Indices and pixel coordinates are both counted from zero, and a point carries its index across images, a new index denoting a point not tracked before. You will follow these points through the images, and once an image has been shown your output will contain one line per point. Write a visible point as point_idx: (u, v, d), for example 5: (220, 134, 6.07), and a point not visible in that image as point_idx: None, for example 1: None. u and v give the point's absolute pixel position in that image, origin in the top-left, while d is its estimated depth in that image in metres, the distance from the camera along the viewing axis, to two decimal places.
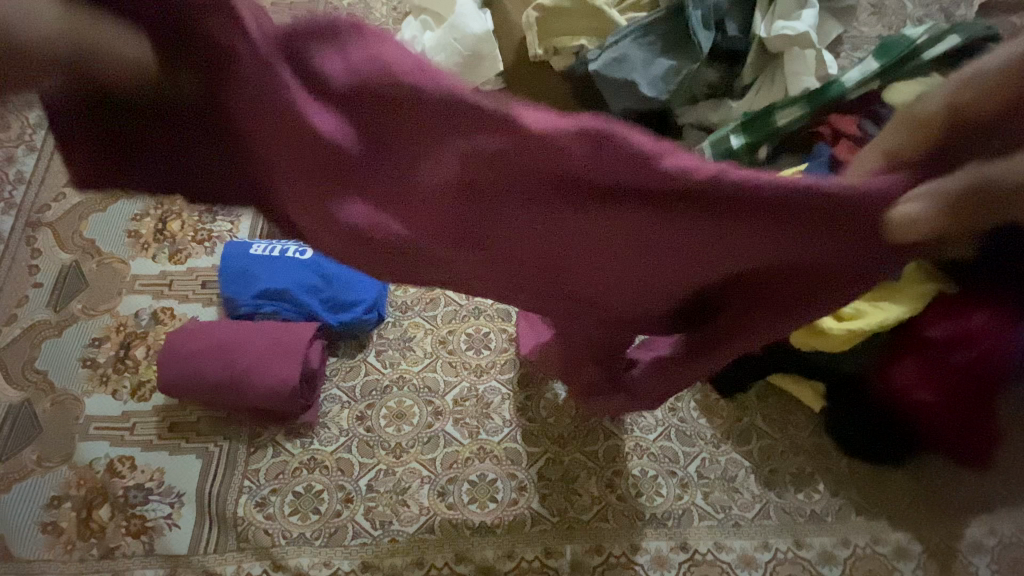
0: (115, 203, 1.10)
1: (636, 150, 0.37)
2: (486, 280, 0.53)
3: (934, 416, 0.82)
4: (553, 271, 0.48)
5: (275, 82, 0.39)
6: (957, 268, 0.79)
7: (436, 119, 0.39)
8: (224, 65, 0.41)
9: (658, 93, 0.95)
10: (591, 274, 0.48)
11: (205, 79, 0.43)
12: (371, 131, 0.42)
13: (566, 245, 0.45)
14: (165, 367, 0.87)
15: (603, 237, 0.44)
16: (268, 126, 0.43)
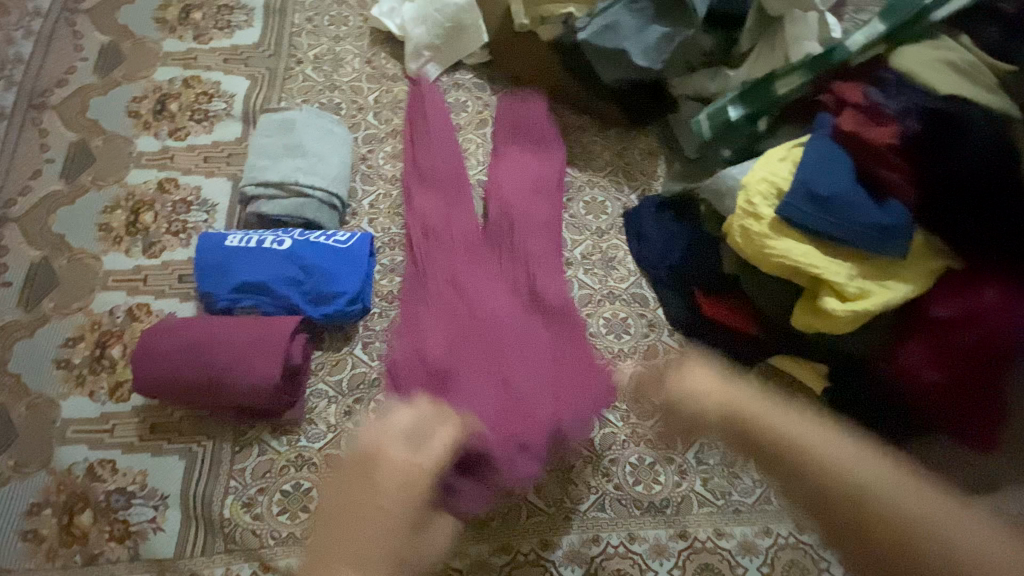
0: (84, 195, 1.05)
1: (494, 316, 0.93)
2: (467, 321, 0.93)
3: (939, 399, 0.78)
4: (500, 312, 0.94)
5: (489, 317, 0.93)
6: (975, 241, 0.74)
7: (482, 306, 0.94)
8: (480, 314, 0.94)
9: (652, 62, 0.98)
10: (511, 347, 0.91)
11: (513, 300, 0.96)
12: (473, 291, 0.95)
13: (487, 271, 0.98)
14: (139, 368, 0.83)
15: (497, 314, 0.94)
16: (502, 289, 0.97)
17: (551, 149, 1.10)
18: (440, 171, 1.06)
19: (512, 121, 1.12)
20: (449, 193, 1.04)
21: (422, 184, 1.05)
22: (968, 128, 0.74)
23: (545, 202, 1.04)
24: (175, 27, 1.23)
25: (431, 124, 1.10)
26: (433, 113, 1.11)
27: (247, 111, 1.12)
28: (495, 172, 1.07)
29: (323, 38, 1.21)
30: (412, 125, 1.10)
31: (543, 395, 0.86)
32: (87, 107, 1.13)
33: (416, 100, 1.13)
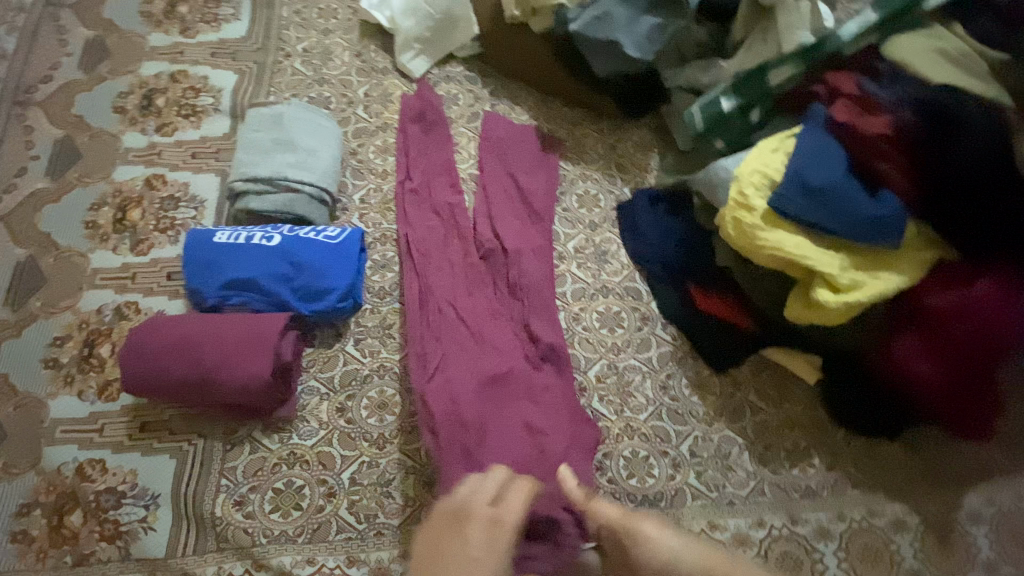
0: (70, 192, 1.04)
1: (508, 364, 0.90)
2: (480, 353, 0.90)
3: (933, 390, 0.78)
4: (511, 352, 0.91)
5: (505, 371, 0.89)
6: (968, 231, 0.74)
7: (494, 353, 0.90)
8: (495, 351, 0.90)
9: (644, 53, 0.97)
10: (526, 392, 0.89)
11: (519, 339, 0.93)
12: (480, 333, 0.91)
13: (490, 303, 0.94)
14: (127, 368, 0.82)
15: (509, 351, 0.91)
16: (508, 323, 0.94)
17: (539, 173, 1.06)
18: (439, 203, 1.02)
19: (497, 144, 1.08)
20: (452, 221, 1.00)
21: (426, 210, 1.01)
22: (966, 118, 0.73)
23: (534, 231, 1.01)
24: (161, 21, 1.21)
25: (415, 142, 1.07)
26: (429, 140, 1.08)
27: (235, 106, 1.11)
28: (489, 201, 1.02)
29: (311, 31, 1.20)
30: (405, 155, 1.06)
31: (559, 435, 0.86)
32: (72, 103, 1.11)
33: (422, 116, 1.09)
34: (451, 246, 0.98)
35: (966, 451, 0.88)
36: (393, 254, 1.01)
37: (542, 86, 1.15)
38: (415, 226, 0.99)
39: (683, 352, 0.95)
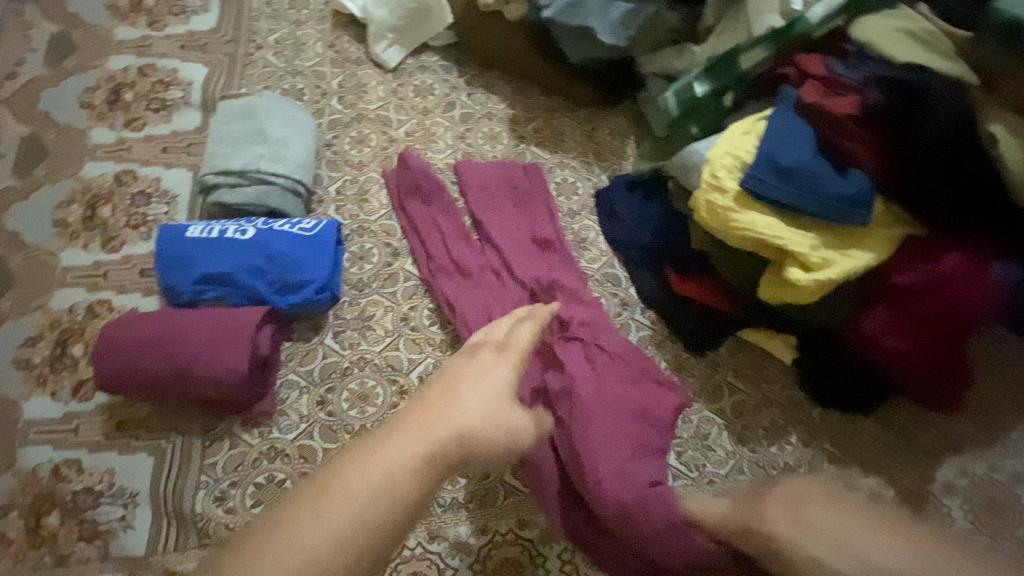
0: (38, 190, 1.01)
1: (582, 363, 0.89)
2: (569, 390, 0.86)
3: (907, 365, 0.80)
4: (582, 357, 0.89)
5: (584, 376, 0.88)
6: (933, 209, 0.76)
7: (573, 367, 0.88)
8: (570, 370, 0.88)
9: (618, 39, 0.95)
10: (609, 382, 0.87)
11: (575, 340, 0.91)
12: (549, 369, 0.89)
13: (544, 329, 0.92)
14: (100, 366, 0.81)
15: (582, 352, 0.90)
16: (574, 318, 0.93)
17: (532, 204, 1.03)
18: (472, 269, 0.96)
19: (480, 190, 1.03)
20: (488, 282, 0.96)
21: (463, 280, 0.95)
22: (932, 99, 0.73)
23: (548, 261, 0.98)
24: (128, 14, 1.18)
25: (418, 227, 1.00)
26: (434, 209, 1.01)
27: (206, 99, 1.09)
28: (504, 251, 0.98)
29: (283, 22, 1.18)
30: (419, 237, 0.99)
31: (642, 426, 0.85)
32: (39, 100, 1.09)
33: (418, 188, 1.02)
34: (496, 308, 0.93)
35: (942, 422, 0.90)
36: (371, 245, 1.00)
37: (517, 74, 1.14)
38: (465, 304, 0.93)
39: (662, 335, 0.96)
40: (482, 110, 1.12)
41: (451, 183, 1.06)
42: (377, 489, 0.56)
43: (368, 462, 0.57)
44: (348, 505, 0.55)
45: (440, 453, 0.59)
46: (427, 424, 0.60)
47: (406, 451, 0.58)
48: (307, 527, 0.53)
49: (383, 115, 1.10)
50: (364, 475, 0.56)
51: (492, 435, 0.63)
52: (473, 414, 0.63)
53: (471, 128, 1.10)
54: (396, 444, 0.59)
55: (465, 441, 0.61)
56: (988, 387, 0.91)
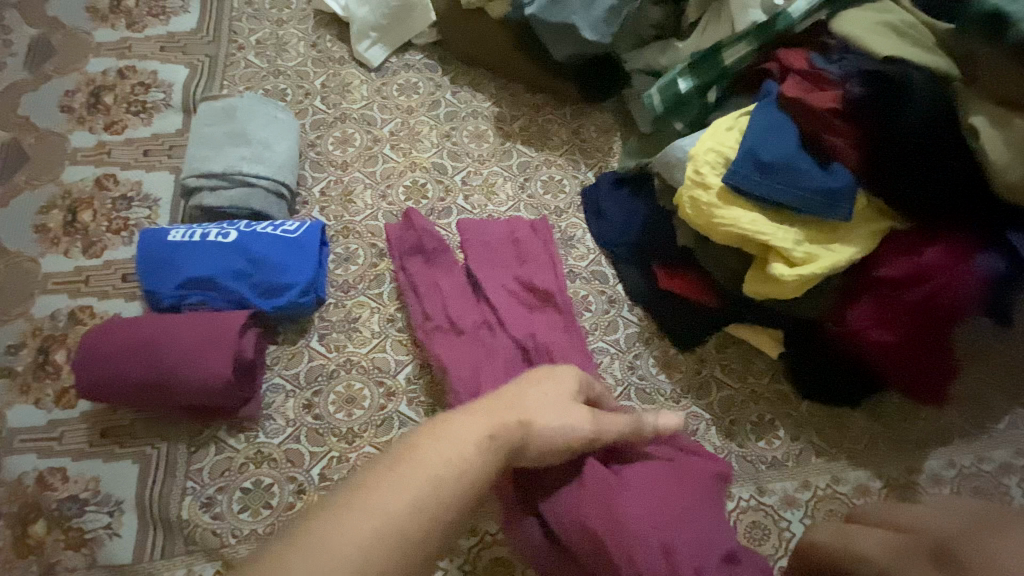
0: (18, 196, 1.00)
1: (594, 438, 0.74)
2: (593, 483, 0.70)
3: (893, 356, 0.80)
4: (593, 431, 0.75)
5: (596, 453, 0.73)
6: (915, 201, 0.76)
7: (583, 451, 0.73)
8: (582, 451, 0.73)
9: (601, 36, 0.95)
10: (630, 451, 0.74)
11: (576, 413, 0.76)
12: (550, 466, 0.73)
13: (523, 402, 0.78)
14: (82, 373, 0.80)
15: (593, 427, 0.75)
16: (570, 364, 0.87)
17: (536, 258, 0.95)
18: (466, 326, 0.88)
19: (481, 245, 0.95)
20: (481, 342, 0.86)
21: (457, 341, 0.87)
22: (913, 92, 0.72)
23: (545, 318, 0.90)
24: (107, 16, 1.17)
25: (420, 293, 0.92)
26: (436, 271, 0.93)
27: (187, 101, 1.08)
28: (496, 307, 0.89)
29: (265, 21, 1.17)
30: (418, 299, 0.91)
31: (672, 484, 0.72)
32: (17, 104, 1.07)
33: (421, 247, 0.95)
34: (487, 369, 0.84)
35: (931, 415, 0.90)
36: (356, 246, 0.99)
37: (502, 71, 1.14)
38: (456, 365, 0.84)
39: (650, 332, 0.96)
40: (467, 108, 1.12)
41: (437, 182, 1.05)
42: (459, 469, 0.47)
43: (440, 441, 0.49)
44: (426, 474, 0.45)
45: (511, 443, 0.52)
46: (494, 410, 0.54)
47: (477, 433, 0.51)
48: (382, 496, 0.43)
49: (367, 114, 1.10)
50: (443, 449, 0.48)
51: (554, 434, 0.56)
52: (539, 409, 0.56)
53: (457, 127, 1.10)
54: (467, 427, 0.51)
55: (529, 436, 0.54)
56: (974, 377, 0.91)
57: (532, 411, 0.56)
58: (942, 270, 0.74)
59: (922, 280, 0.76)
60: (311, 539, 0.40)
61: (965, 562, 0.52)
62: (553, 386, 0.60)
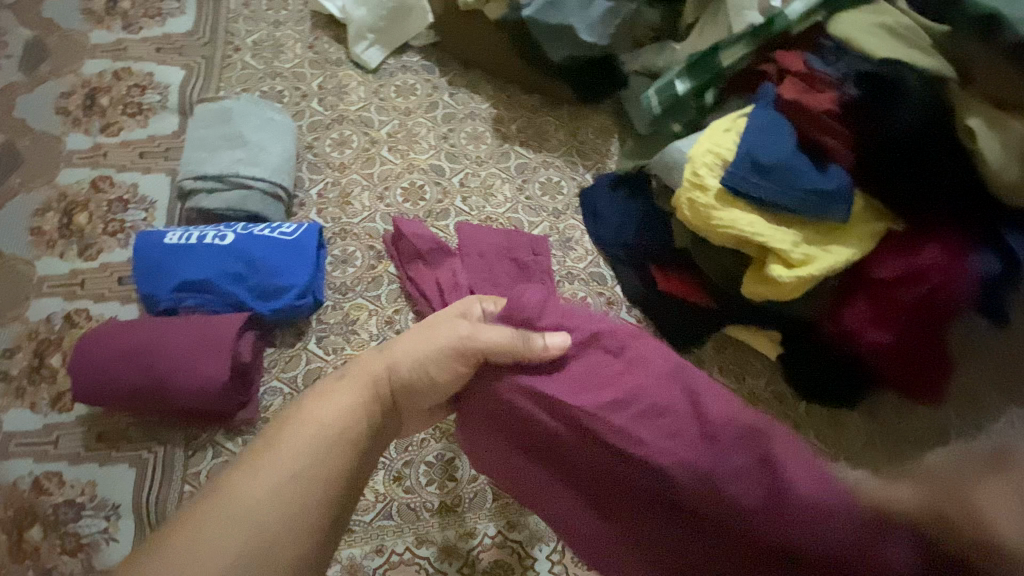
0: (12, 199, 0.99)
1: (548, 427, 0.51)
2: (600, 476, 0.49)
3: (888, 355, 0.80)
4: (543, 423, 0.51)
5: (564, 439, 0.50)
6: (911, 202, 0.76)
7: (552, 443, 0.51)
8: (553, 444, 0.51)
9: (598, 37, 0.96)
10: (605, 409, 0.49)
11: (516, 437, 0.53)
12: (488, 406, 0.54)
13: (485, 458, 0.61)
14: (76, 378, 0.80)
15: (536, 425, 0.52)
16: None
17: (534, 281, 0.94)
18: None
19: (478, 254, 0.93)
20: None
21: None
22: (907, 93, 0.73)
23: None
24: (103, 17, 1.16)
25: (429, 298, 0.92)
26: (442, 275, 0.92)
27: (183, 103, 1.08)
28: None
29: (261, 23, 1.17)
30: (428, 302, 0.91)
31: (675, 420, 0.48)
32: (12, 106, 1.07)
33: (421, 255, 0.94)
34: None
35: None
36: (354, 249, 0.99)
37: (499, 73, 1.13)
38: None
39: (648, 334, 0.96)
40: (465, 110, 1.11)
41: (435, 184, 1.05)
42: (317, 435, 0.50)
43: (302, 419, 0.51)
44: (289, 464, 0.48)
45: (373, 388, 0.54)
46: (355, 370, 0.55)
47: (339, 397, 0.53)
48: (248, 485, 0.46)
49: (365, 116, 1.09)
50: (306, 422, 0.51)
51: (424, 362, 0.55)
52: (400, 353, 0.56)
53: (454, 129, 1.10)
54: (329, 394, 0.53)
55: (394, 375, 0.55)
56: None
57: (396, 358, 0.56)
58: (937, 270, 0.74)
59: (917, 281, 0.76)
60: (174, 553, 0.42)
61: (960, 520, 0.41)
62: (428, 322, 0.58)
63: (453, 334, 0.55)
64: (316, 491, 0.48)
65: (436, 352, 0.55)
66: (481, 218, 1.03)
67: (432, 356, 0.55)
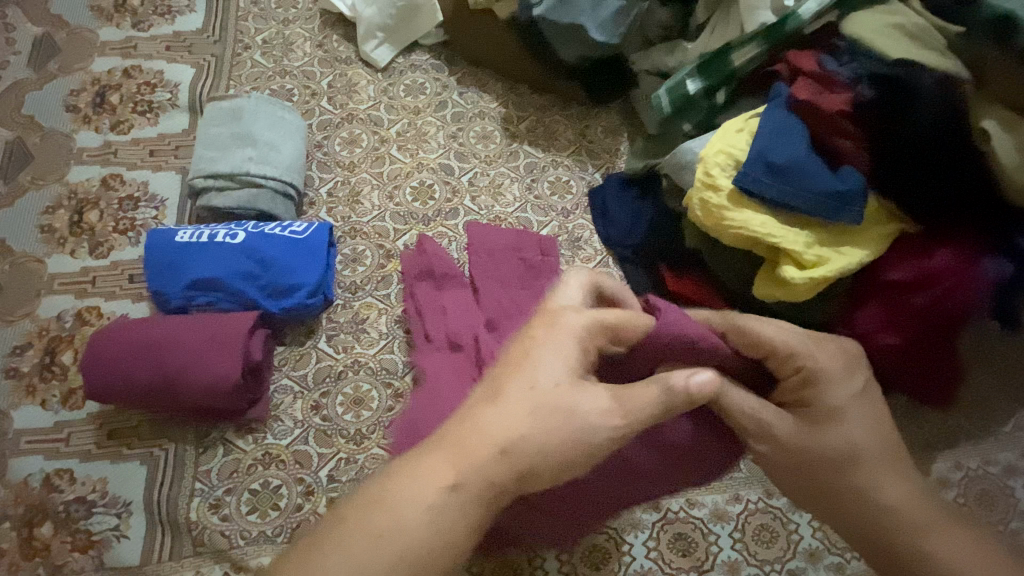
0: (24, 195, 1.00)
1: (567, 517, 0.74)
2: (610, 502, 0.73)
3: (900, 360, 0.79)
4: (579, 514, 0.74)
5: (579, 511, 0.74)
6: (924, 206, 0.75)
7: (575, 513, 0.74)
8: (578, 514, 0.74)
9: (608, 36, 0.96)
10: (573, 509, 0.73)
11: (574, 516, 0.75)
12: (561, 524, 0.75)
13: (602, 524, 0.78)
14: (89, 375, 0.80)
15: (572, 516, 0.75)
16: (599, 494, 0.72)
17: (541, 282, 0.93)
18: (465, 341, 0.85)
19: (486, 253, 0.95)
20: (462, 373, 0.83)
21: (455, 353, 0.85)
22: (924, 93, 0.72)
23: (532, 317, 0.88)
24: (113, 15, 1.16)
25: (429, 312, 0.89)
26: (445, 296, 0.91)
27: (194, 101, 1.08)
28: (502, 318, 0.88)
29: (270, 21, 1.16)
30: (422, 320, 0.90)
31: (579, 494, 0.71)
32: (22, 103, 1.07)
33: (430, 272, 0.93)
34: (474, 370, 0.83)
35: (946, 420, 0.89)
36: (363, 247, 0.99)
37: (508, 72, 1.13)
38: (441, 376, 0.83)
39: None
40: (474, 109, 1.11)
41: (444, 183, 1.05)
42: (406, 539, 0.48)
43: (404, 501, 0.49)
44: (395, 547, 0.47)
45: (490, 481, 0.51)
46: (460, 439, 0.52)
47: (443, 478, 0.50)
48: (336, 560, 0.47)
49: (374, 115, 1.09)
50: (405, 500, 0.49)
51: (556, 440, 0.52)
52: (513, 428, 0.52)
53: (464, 128, 1.10)
54: (432, 473, 0.50)
55: (518, 458, 0.51)
56: (984, 381, 0.89)
57: (511, 434, 0.52)
58: (946, 271, 0.75)
59: (926, 283, 0.76)
60: None
61: (852, 481, 0.55)
62: (546, 385, 0.53)
63: (585, 409, 0.53)
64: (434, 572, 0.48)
65: (568, 440, 0.52)
66: (490, 217, 1.03)
67: (562, 438, 0.52)
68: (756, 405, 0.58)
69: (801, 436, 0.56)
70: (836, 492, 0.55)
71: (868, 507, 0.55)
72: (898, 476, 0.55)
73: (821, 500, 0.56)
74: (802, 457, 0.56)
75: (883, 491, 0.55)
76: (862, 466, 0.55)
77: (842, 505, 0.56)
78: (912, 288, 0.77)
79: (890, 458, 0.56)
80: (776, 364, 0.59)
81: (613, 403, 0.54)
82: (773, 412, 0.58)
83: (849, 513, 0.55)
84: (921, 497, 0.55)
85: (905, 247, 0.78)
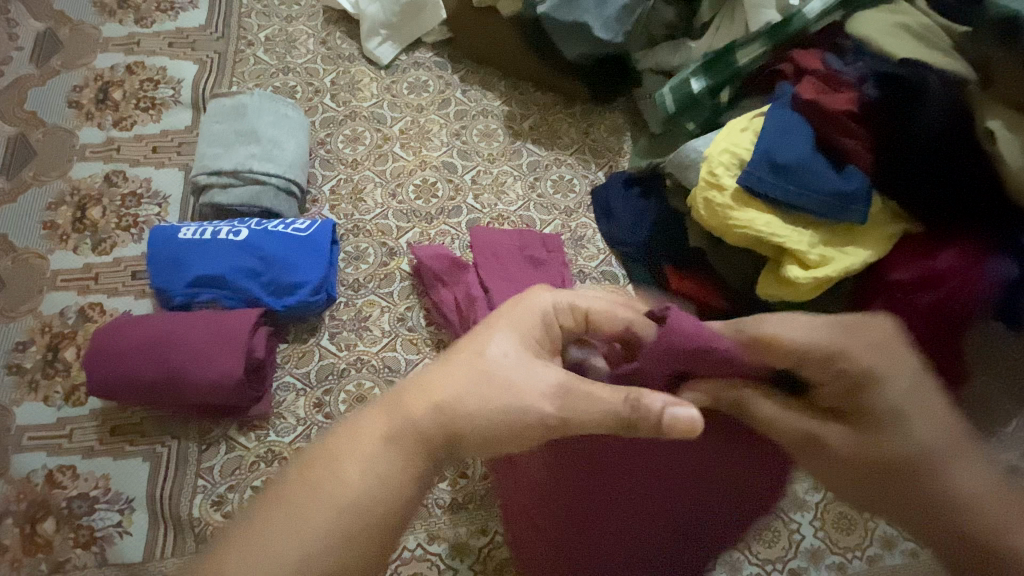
0: (26, 191, 1.00)
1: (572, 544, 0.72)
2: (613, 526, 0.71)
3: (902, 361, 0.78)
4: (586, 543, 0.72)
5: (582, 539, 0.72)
6: (931, 206, 0.75)
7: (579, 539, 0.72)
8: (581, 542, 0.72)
9: (613, 35, 0.95)
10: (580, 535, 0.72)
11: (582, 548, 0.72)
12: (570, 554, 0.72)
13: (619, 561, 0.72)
14: (93, 371, 0.80)
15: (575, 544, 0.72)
16: (601, 517, 0.71)
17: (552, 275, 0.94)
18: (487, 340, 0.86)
19: (494, 256, 0.93)
20: None
21: None
22: (928, 94, 0.71)
23: None
24: (115, 11, 1.16)
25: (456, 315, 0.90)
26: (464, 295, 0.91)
27: (197, 98, 1.08)
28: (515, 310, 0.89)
29: (273, 18, 1.16)
30: (455, 326, 0.90)
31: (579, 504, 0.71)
32: (24, 99, 1.07)
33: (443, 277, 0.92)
34: None
35: None
36: (366, 245, 0.99)
37: (512, 70, 1.13)
38: None
39: None
40: (477, 107, 1.11)
41: (447, 181, 1.05)
42: (343, 499, 0.48)
43: (345, 455, 0.50)
44: (334, 499, 0.48)
45: (429, 442, 0.51)
46: (398, 400, 0.52)
47: (380, 431, 0.51)
48: (274, 522, 0.47)
49: (377, 112, 1.09)
50: (345, 460, 0.50)
51: (490, 407, 0.51)
52: (451, 390, 0.51)
53: (467, 126, 1.09)
54: (365, 433, 0.51)
55: (456, 421, 0.51)
56: (989, 383, 0.89)
57: (450, 399, 0.51)
58: (951, 270, 0.74)
59: (930, 283, 0.75)
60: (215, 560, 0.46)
61: (922, 478, 0.54)
62: (492, 355, 0.53)
63: (529, 383, 0.51)
64: (372, 532, 0.48)
65: (505, 411, 0.51)
66: (493, 215, 1.03)
67: (496, 409, 0.51)
68: (796, 419, 0.57)
69: (854, 439, 0.55)
70: (907, 490, 0.55)
71: (939, 500, 0.54)
72: (972, 466, 0.54)
73: (885, 497, 0.56)
74: (858, 460, 0.55)
75: (953, 483, 0.54)
76: (936, 462, 0.54)
77: (913, 503, 0.55)
78: (915, 289, 0.76)
79: (961, 450, 0.54)
80: (810, 370, 0.55)
81: (559, 386, 0.51)
82: (815, 421, 0.57)
83: (918, 509, 0.55)
84: (994, 485, 0.54)
85: (914, 248, 0.78)
